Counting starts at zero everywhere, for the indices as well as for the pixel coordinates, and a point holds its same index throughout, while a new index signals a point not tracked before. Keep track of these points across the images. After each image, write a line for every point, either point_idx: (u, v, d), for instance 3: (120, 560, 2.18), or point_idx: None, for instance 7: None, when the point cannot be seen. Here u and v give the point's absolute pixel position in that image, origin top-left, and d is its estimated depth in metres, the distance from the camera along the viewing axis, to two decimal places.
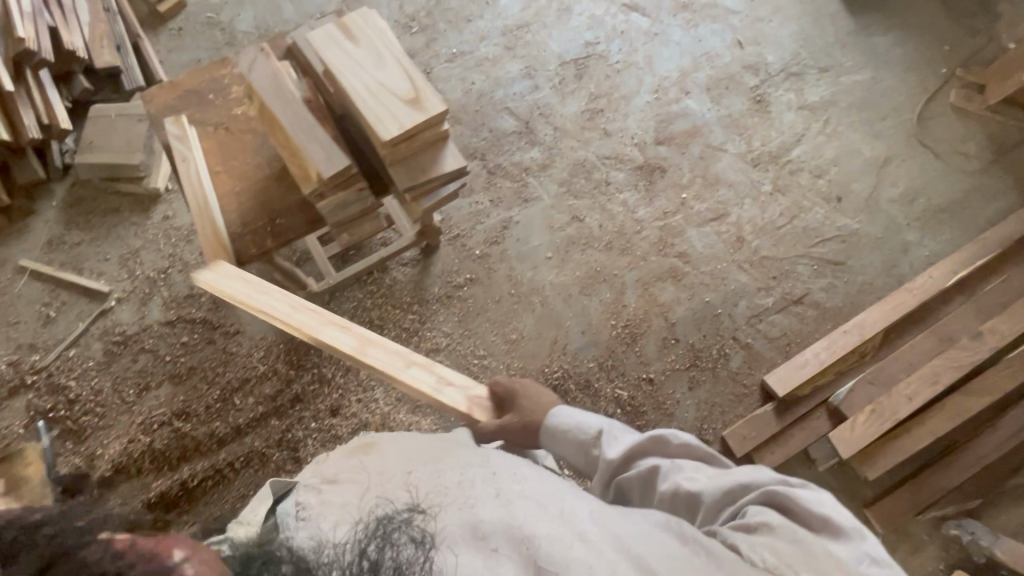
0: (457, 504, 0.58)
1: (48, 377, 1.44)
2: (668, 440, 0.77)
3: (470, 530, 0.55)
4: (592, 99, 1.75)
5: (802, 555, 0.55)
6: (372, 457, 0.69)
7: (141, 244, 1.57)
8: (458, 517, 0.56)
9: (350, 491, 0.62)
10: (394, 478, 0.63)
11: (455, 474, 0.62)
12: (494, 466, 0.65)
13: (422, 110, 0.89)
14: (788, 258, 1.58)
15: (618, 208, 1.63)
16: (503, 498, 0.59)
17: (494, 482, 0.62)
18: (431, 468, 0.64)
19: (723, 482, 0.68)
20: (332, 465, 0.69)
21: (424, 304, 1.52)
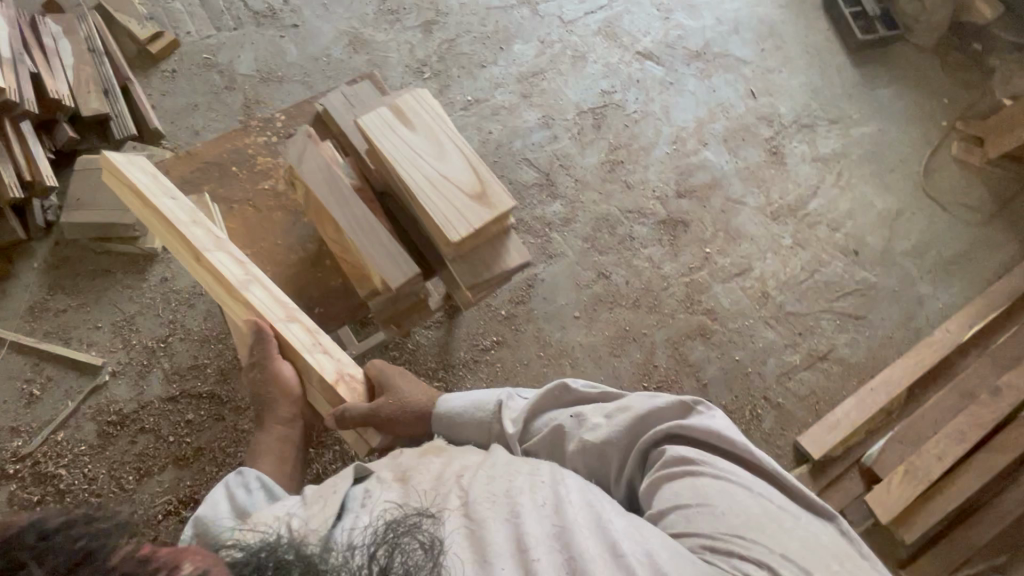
0: (503, 515, 0.66)
1: (32, 465, 1.29)
2: (563, 393, 0.94)
3: (514, 542, 0.64)
4: (611, 150, 1.73)
5: (726, 492, 0.75)
6: (440, 458, 0.79)
7: (137, 309, 1.44)
8: (502, 531, 0.65)
9: (413, 496, 0.72)
10: (450, 484, 0.72)
11: (505, 482, 0.71)
12: (544, 472, 0.72)
13: (489, 206, 0.85)
14: (811, 313, 1.59)
15: (644, 264, 1.60)
16: (551, 510, 0.67)
17: (540, 491, 0.69)
18: (487, 476, 0.72)
19: (620, 424, 0.86)
20: (405, 460, 0.80)
21: (450, 369, 1.45)
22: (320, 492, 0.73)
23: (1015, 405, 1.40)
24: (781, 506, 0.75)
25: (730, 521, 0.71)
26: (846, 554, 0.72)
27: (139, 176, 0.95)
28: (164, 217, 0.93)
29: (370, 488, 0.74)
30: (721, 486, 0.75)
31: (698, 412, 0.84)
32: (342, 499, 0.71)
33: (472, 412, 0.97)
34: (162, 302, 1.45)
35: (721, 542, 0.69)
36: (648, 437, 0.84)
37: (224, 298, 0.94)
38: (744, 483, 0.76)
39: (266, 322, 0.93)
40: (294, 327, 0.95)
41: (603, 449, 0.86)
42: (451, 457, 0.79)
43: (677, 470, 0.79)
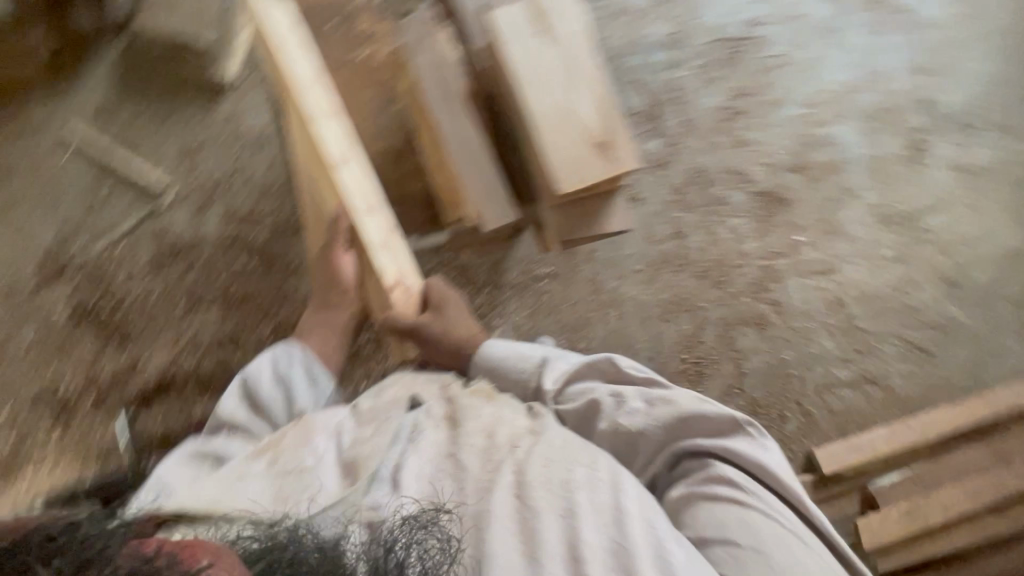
0: (558, 512, 0.66)
1: (93, 269, 1.35)
2: (608, 366, 0.88)
3: (568, 547, 0.64)
4: (734, 95, 1.51)
5: (778, 537, 0.71)
6: (494, 409, 0.78)
7: (203, 141, 1.41)
8: (557, 531, 0.65)
9: (463, 452, 0.72)
10: (502, 455, 0.71)
11: (563, 471, 0.69)
12: (604, 469, 0.70)
13: (609, 161, 0.74)
14: (879, 334, 1.50)
15: (725, 234, 1.48)
16: (604, 518, 0.66)
17: (598, 491, 0.68)
18: (543, 458, 0.70)
19: (663, 417, 0.80)
20: (456, 400, 0.80)
21: (497, 287, 1.42)
22: (374, 415, 0.81)
23: None
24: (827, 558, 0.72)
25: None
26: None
27: (278, 28, 0.94)
28: (288, 77, 0.91)
29: (420, 420, 0.78)
30: (771, 526, 0.72)
31: (750, 436, 0.78)
32: (396, 427, 0.77)
33: (512, 361, 0.94)
34: (229, 140, 1.41)
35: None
36: (690, 447, 0.78)
37: (321, 170, 0.93)
38: (795, 530, 0.72)
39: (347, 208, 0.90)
40: (373, 222, 0.91)
41: (636, 437, 0.81)
42: (502, 411, 0.78)
43: (725, 496, 0.74)
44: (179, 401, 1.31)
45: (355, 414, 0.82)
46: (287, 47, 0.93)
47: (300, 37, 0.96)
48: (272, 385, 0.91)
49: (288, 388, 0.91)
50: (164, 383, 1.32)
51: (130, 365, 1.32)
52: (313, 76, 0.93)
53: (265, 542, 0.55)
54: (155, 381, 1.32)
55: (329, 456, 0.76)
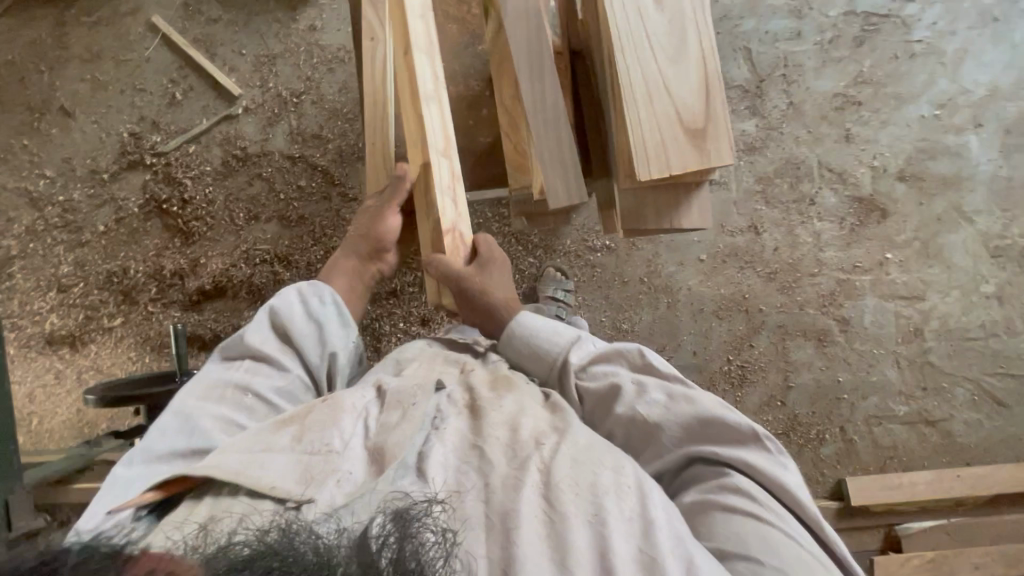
0: (581, 519, 0.52)
1: (165, 165, 1.39)
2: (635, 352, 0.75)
3: (598, 552, 0.50)
4: (855, 82, 1.33)
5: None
6: (523, 402, 0.67)
7: (281, 51, 1.38)
8: (584, 538, 0.51)
9: (488, 445, 0.59)
10: (520, 449, 0.59)
11: (588, 474, 0.56)
12: (638, 479, 0.56)
13: (700, 153, 0.65)
14: (953, 375, 1.36)
15: (806, 237, 1.35)
16: (642, 535, 0.52)
17: (626, 498, 0.54)
18: (567, 460, 0.57)
19: (683, 411, 0.66)
20: (478, 391, 0.70)
21: (550, 252, 1.37)
22: (400, 398, 0.66)
23: None
24: None
25: None
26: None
27: None
28: None
29: (443, 407, 0.67)
30: (806, 555, 0.56)
31: (763, 446, 0.63)
32: (424, 411, 0.64)
33: (544, 338, 0.81)
34: (305, 53, 1.38)
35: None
36: (695, 452, 0.64)
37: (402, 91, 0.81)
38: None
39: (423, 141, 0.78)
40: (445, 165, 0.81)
41: (639, 441, 0.69)
42: (525, 403, 0.67)
43: (743, 513, 0.59)
44: (232, 305, 1.38)
45: (383, 391, 0.68)
46: None
47: None
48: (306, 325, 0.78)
49: (322, 328, 0.79)
50: (218, 287, 1.38)
51: (190, 263, 1.38)
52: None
53: (257, 541, 0.41)
54: (211, 283, 1.38)
55: (356, 442, 0.60)
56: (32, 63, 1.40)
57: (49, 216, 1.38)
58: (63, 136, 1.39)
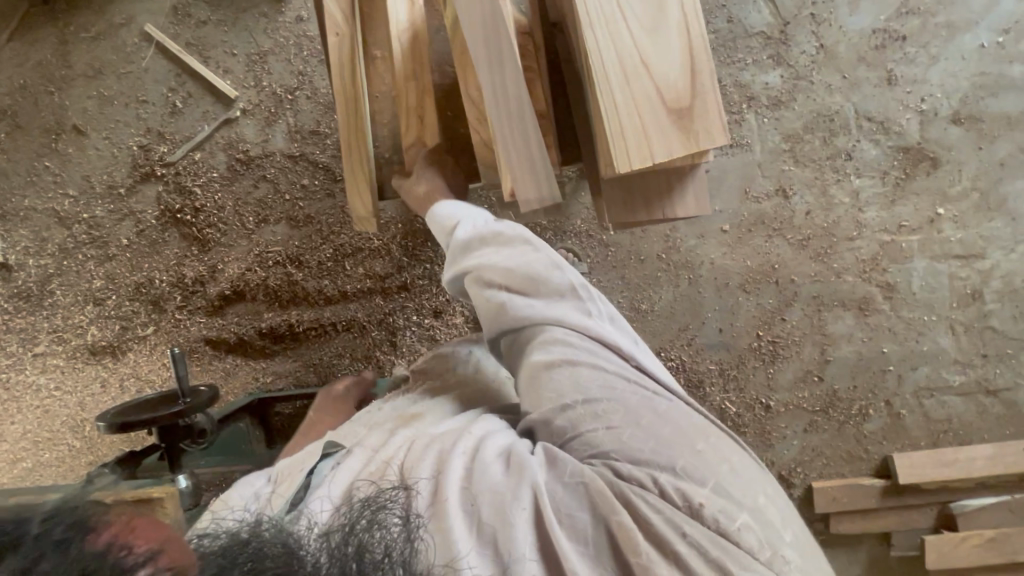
0: (422, 474, 0.51)
1: (175, 175, 1.40)
2: (487, 224, 0.71)
3: (433, 491, 0.49)
4: (898, 15, 1.16)
5: (631, 416, 0.54)
6: (417, 426, 0.65)
7: (271, 47, 1.35)
8: (425, 485, 0.50)
9: (374, 462, 0.56)
10: (381, 454, 0.57)
11: (431, 444, 0.55)
12: (480, 436, 0.56)
13: (688, 137, 0.58)
14: (1017, 339, 1.23)
15: (842, 197, 1.22)
16: (479, 466, 0.51)
17: (466, 445, 0.54)
18: (421, 440, 0.57)
19: (515, 272, 0.64)
20: (378, 435, 0.64)
21: (558, 234, 1.31)
22: (289, 470, 0.57)
23: None
24: (708, 434, 0.54)
25: (633, 459, 0.50)
26: (753, 468, 0.53)
27: None
28: None
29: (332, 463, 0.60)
30: (619, 397, 0.55)
31: (577, 299, 0.63)
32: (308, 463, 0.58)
33: (440, 226, 0.75)
34: (295, 47, 1.34)
35: (620, 486, 0.48)
36: (526, 322, 0.63)
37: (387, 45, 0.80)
38: (655, 406, 0.55)
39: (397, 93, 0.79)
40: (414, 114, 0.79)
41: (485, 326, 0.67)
42: (404, 430, 0.64)
43: (561, 369, 0.58)
44: (252, 309, 1.41)
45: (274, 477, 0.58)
46: None
47: None
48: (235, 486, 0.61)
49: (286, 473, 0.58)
50: (238, 291, 1.41)
51: (209, 270, 1.41)
52: None
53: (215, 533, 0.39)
54: (230, 288, 1.41)
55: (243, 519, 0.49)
56: (39, 85, 1.43)
57: (77, 234, 1.43)
58: (79, 154, 1.43)
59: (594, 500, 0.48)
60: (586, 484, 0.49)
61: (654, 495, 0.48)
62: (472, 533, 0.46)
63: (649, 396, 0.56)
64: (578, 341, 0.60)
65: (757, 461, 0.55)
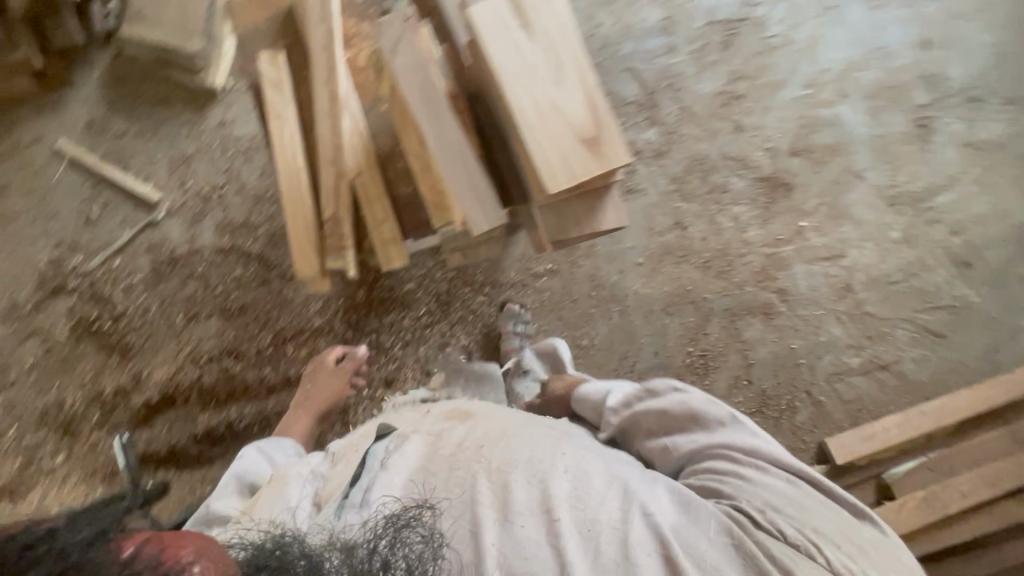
0: (495, 481, 0.69)
1: (90, 284, 1.34)
2: (641, 384, 0.95)
3: (537, 505, 0.67)
4: (732, 80, 1.47)
5: (787, 502, 0.73)
6: (477, 418, 0.79)
7: (194, 150, 1.38)
8: (523, 497, 0.67)
9: (442, 459, 0.73)
10: (466, 452, 0.72)
11: (523, 452, 0.72)
12: (564, 452, 0.73)
13: (600, 158, 0.71)
14: (889, 319, 1.46)
15: (727, 223, 1.45)
16: (567, 479, 0.69)
17: (561, 461, 0.71)
18: (505, 442, 0.73)
19: (678, 413, 0.85)
20: (432, 424, 0.80)
21: (495, 286, 1.41)
22: (343, 452, 0.80)
23: None
24: (857, 532, 0.73)
25: (795, 532, 0.69)
26: (885, 555, 0.72)
27: None
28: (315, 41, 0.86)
29: (388, 446, 0.78)
30: (778, 492, 0.74)
31: (737, 426, 0.82)
32: (362, 455, 0.76)
33: (591, 396, 1.00)
34: (219, 148, 1.38)
35: (773, 548, 0.67)
36: (687, 450, 0.83)
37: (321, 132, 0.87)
38: (813, 503, 0.74)
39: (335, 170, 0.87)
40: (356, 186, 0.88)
41: (656, 460, 0.87)
42: (479, 420, 0.78)
43: (728, 470, 0.77)
44: (184, 413, 1.32)
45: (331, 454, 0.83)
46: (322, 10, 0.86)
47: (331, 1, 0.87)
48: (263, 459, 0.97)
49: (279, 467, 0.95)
50: (167, 396, 1.32)
51: (132, 379, 1.32)
52: (334, 44, 0.87)
53: (250, 548, 0.59)
54: (158, 394, 1.32)
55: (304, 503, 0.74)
56: None
57: None
58: None
59: (738, 551, 0.66)
60: (737, 541, 0.67)
61: (816, 565, 0.67)
62: (576, 550, 0.65)
63: (804, 494, 0.75)
64: (742, 454, 0.79)
65: (892, 552, 0.73)
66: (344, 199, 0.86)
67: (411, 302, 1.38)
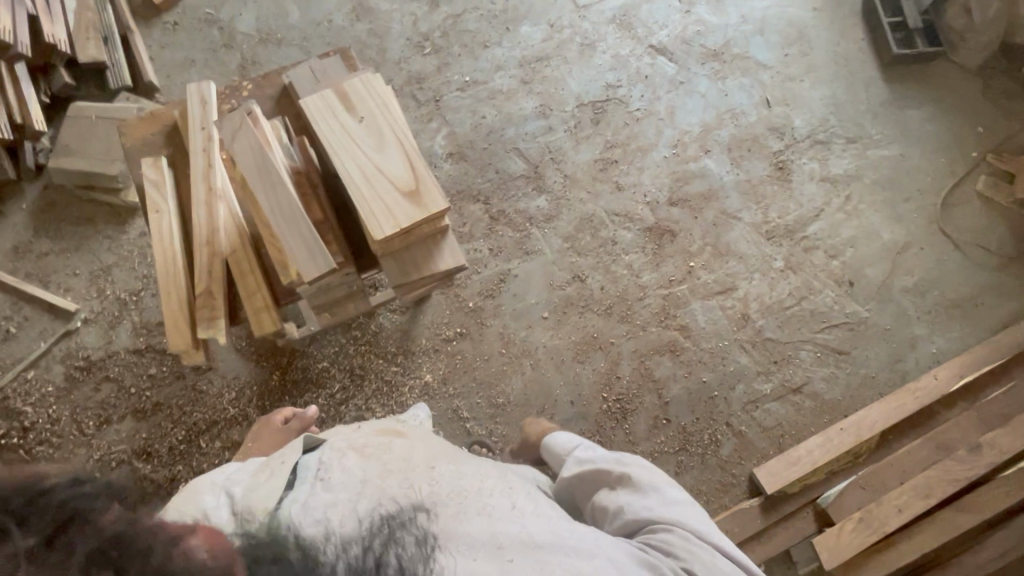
0: (454, 509, 0.64)
1: (3, 400, 1.36)
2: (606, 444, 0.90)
3: (490, 541, 0.63)
4: (606, 148, 1.66)
5: None
6: (410, 441, 0.76)
7: (115, 261, 1.48)
8: (482, 525, 0.64)
9: (390, 475, 0.68)
10: (417, 470, 0.69)
11: (476, 481, 0.70)
12: (511, 481, 0.72)
13: (421, 206, 0.81)
14: (791, 342, 1.52)
15: (622, 270, 1.55)
16: (520, 512, 0.67)
17: (516, 494, 0.70)
18: (455, 469, 0.71)
19: (637, 475, 0.81)
20: (360, 434, 0.76)
21: (408, 355, 1.45)
22: (272, 461, 0.72)
23: (992, 466, 1.34)
24: None
25: None
26: None
27: (195, 109, 1.00)
28: (193, 146, 0.99)
29: (324, 455, 0.72)
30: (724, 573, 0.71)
31: (691, 507, 0.79)
32: (293, 467, 0.70)
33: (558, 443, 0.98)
34: (139, 256, 1.48)
35: None
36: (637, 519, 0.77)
37: (195, 220, 0.97)
38: None
39: (207, 252, 0.96)
40: (228, 262, 0.96)
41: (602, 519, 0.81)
42: (414, 442, 0.76)
43: (678, 542, 0.73)
44: None
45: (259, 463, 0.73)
46: (202, 121, 1.00)
47: (213, 112, 1.00)
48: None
49: None
50: None
51: None
52: (212, 146, 0.99)
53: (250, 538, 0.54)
54: None
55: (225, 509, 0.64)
56: None
57: None
58: None
59: None
60: None
61: None
62: None
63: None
64: (691, 533, 0.75)
65: None
66: (216, 276, 0.95)
67: (325, 380, 1.41)
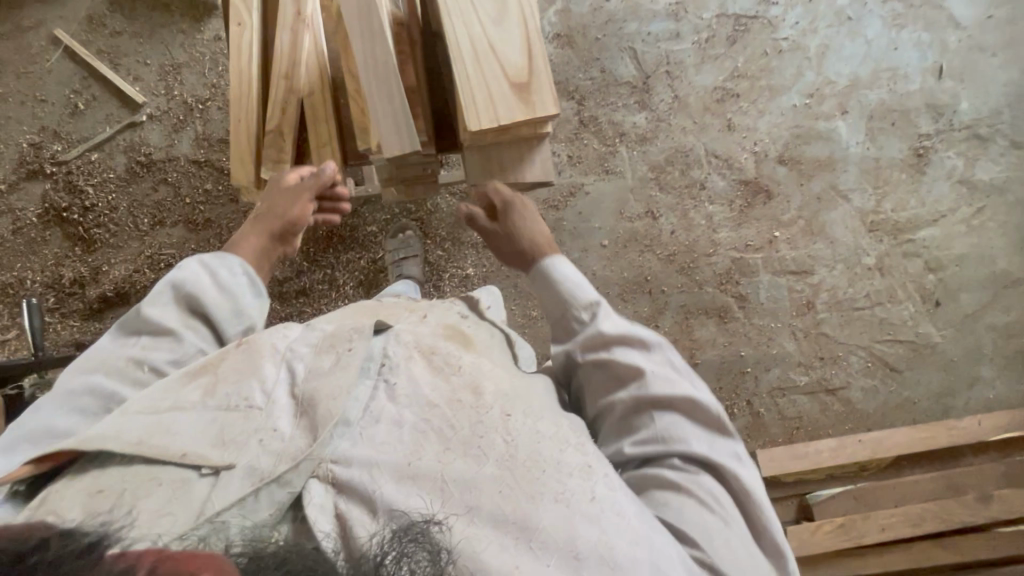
0: (523, 496, 0.53)
1: (67, 174, 1.38)
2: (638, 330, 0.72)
3: (564, 540, 0.52)
4: (732, 77, 1.44)
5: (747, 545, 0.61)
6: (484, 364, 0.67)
7: (186, 60, 1.40)
8: (549, 515, 0.53)
9: (460, 416, 0.58)
10: (491, 414, 0.59)
11: (552, 449, 0.58)
12: (593, 455, 0.60)
13: (527, 105, 0.70)
14: (846, 343, 1.44)
15: (699, 220, 1.43)
16: (600, 507, 0.54)
17: (594, 478, 0.57)
18: (531, 425, 0.59)
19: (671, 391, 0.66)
20: (429, 337, 0.69)
21: (456, 243, 1.41)
22: (336, 340, 0.65)
23: (992, 520, 1.33)
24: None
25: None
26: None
27: None
28: None
29: (390, 348, 0.65)
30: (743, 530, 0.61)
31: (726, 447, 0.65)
32: (361, 358, 0.62)
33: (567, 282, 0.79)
34: (210, 62, 1.40)
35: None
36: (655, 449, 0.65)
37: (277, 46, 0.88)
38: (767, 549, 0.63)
39: (283, 86, 0.87)
40: (302, 104, 0.89)
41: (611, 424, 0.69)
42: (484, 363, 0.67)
43: (700, 488, 0.62)
44: None
45: (316, 338, 0.66)
46: None
47: None
48: (205, 278, 0.74)
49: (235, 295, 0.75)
50: (122, 293, 1.36)
51: (92, 271, 1.36)
52: None
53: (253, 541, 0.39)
54: (114, 289, 1.36)
55: (279, 392, 0.59)
56: None
57: None
58: None
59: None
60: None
61: None
62: None
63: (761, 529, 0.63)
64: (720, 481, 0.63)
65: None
66: (289, 115, 0.88)
67: (370, 244, 1.39)
